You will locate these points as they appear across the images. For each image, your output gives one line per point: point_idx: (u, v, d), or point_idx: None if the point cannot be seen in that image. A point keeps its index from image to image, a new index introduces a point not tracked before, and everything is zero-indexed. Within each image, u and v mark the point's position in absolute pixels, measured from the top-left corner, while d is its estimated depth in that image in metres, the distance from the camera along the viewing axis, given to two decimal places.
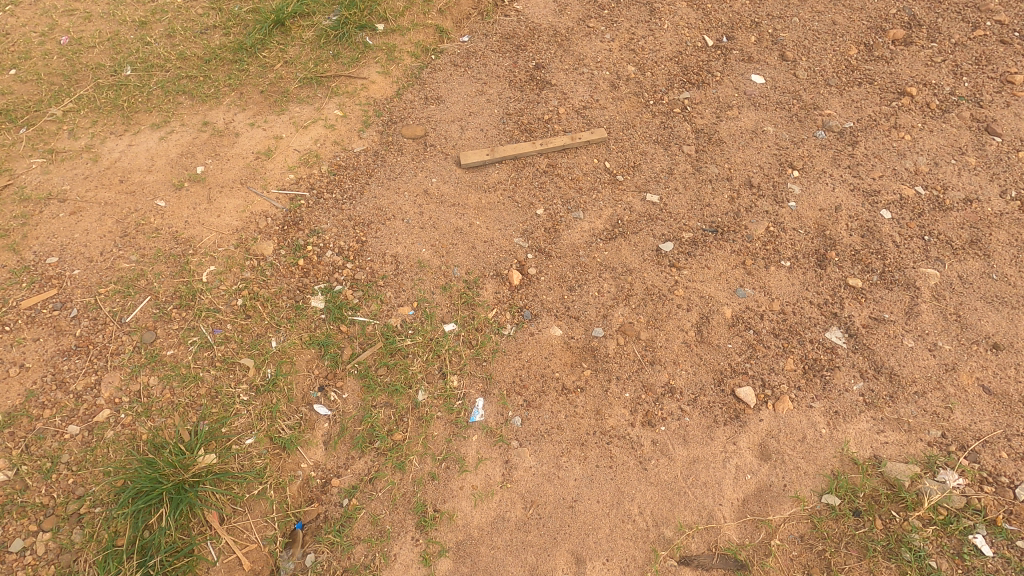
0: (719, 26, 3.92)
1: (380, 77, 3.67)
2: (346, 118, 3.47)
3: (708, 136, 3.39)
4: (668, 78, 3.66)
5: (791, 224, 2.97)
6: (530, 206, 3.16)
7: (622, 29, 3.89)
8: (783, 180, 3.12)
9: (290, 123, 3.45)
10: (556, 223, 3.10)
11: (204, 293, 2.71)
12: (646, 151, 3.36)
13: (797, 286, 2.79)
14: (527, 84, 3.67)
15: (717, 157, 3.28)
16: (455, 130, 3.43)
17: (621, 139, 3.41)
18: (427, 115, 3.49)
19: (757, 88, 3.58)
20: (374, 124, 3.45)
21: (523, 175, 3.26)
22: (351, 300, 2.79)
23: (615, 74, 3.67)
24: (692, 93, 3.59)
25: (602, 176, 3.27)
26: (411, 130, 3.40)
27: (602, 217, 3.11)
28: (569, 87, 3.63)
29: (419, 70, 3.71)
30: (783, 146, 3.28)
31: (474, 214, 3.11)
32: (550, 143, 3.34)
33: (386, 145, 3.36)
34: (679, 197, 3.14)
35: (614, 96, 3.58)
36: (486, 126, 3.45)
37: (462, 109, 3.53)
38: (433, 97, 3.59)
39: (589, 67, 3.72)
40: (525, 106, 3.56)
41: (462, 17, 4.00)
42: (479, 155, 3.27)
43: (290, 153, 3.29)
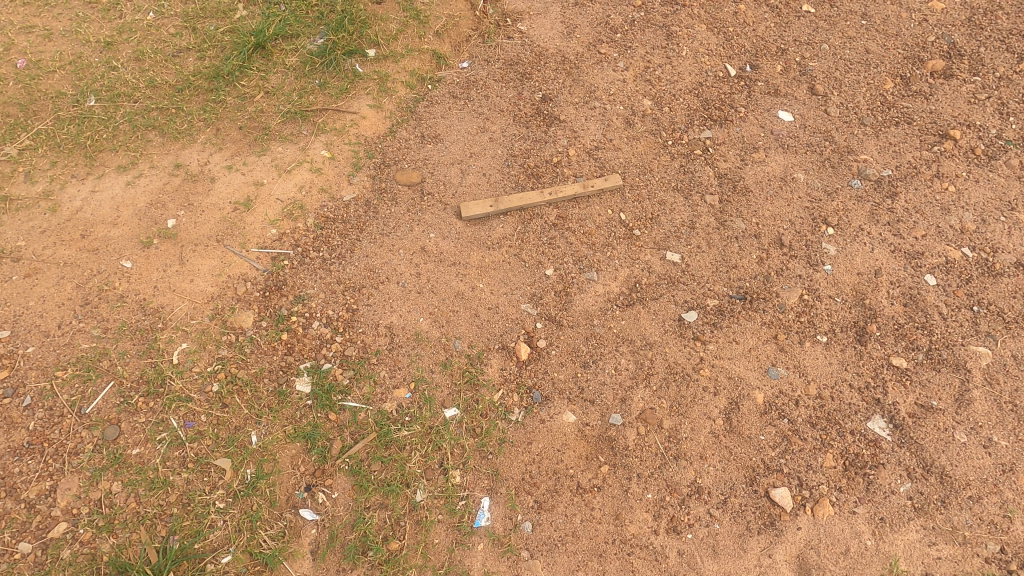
0: (742, 52, 3.59)
1: (371, 111, 3.33)
2: (334, 160, 3.14)
3: (733, 183, 3.09)
4: (687, 113, 3.35)
5: (827, 291, 2.70)
6: (539, 266, 2.86)
7: (637, 56, 3.55)
8: (817, 238, 2.84)
9: (272, 166, 3.11)
10: (567, 286, 2.81)
11: (175, 377, 2.41)
12: (664, 200, 3.06)
13: (835, 366, 2.52)
14: (533, 119, 3.35)
15: (743, 209, 2.98)
16: (455, 175, 3.11)
17: (637, 187, 3.10)
18: (423, 157, 3.17)
19: (785, 126, 3.27)
20: (365, 167, 3.13)
21: (530, 229, 2.96)
22: (341, 382, 2.50)
23: (630, 109, 3.35)
24: (715, 132, 3.28)
25: (617, 230, 2.98)
26: (407, 175, 3.09)
27: (618, 279, 2.83)
28: (579, 124, 3.31)
29: (414, 103, 3.37)
30: (815, 197, 2.99)
31: (477, 276, 2.82)
32: (560, 191, 3.03)
33: (378, 192, 3.04)
34: (703, 256, 2.85)
35: (629, 135, 3.26)
36: (489, 170, 3.14)
37: (463, 150, 3.21)
38: (430, 135, 3.26)
39: (602, 100, 3.39)
40: (531, 146, 3.24)
41: (460, 41, 3.65)
42: (482, 206, 2.96)
43: (272, 203, 2.97)
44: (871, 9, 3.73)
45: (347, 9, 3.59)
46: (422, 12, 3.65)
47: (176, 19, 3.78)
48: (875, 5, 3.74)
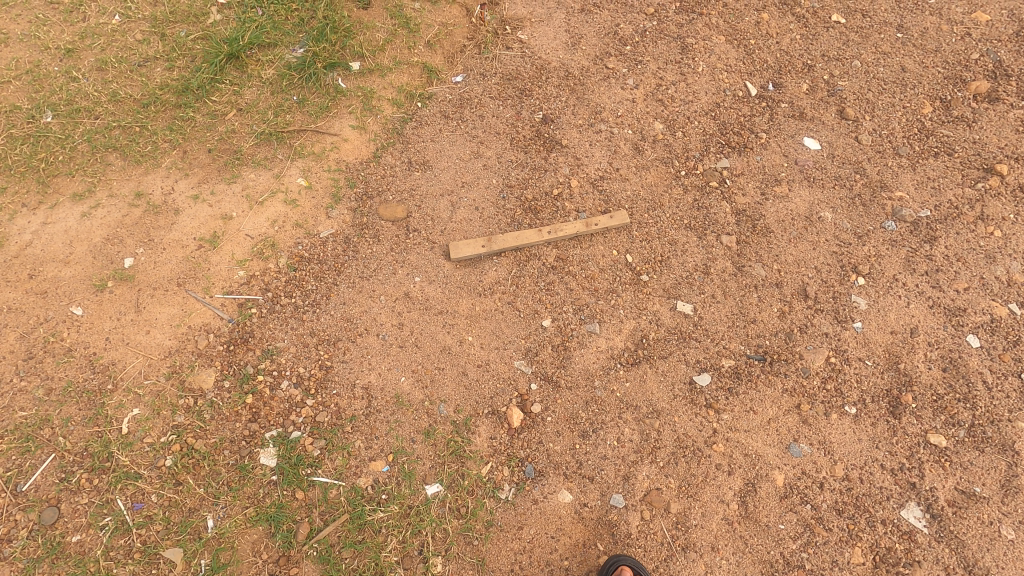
0: (764, 69, 3.24)
1: (354, 132, 3.01)
2: (311, 190, 2.84)
3: (752, 221, 2.78)
4: (702, 139, 3.02)
5: (856, 353, 2.41)
6: (535, 316, 2.58)
7: (648, 72, 3.22)
8: (845, 290, 2.55)
9: (243, 196, 2.82)
10: (566, 340, 2.53)
11: (123, 450, 2.15)
12: (676, 240, 2.76)
13: (865, 443, 2.25)
14: (532, 143, 3.03)
15: (763, 252, 2.68)
16: (444, 208, 2.81)
17: (646, 224, 2.80)
18: (409, 187, 2.87)
19: (811, 156, 2.94)
20: (345, 198, 2.83)
21: (525, 273, 2.67)
22: (311, 453, 2.24)
23: (639, 133, 3.03)
24: (733, 161, 2.96)
25: (623, 274, 2.68)
26: (390, 209, 2.79)
27: (623, 333, 2.54)
28: (583, 150, 2.99)
29: (401, 123, 3.06)
30: (844, 240, 2.68)
31: (465, 327, 2.54)
32: (560, 230, 2.73)
33: (359, 228, 2.75)
34: (717, 308, 2.56)
35: (637, 163, 2.94)
36: (482, 203, 2.83)
37: (453, 179, 2.90)
38: (418, 161, 2.95)
39: (608, 123, 3.06)
40: (529, 175, 2.93)
41: (454, 52, 3.32)
42: (475, 246, 2.67)
43: (241, 239, 2.69)
44: (907, 20, 3.37)
45: (330, 16, 3.26)
46: (412, 18, 3.30)
47: (144, 23, 3.44)
48: (913, 16, 3.38)
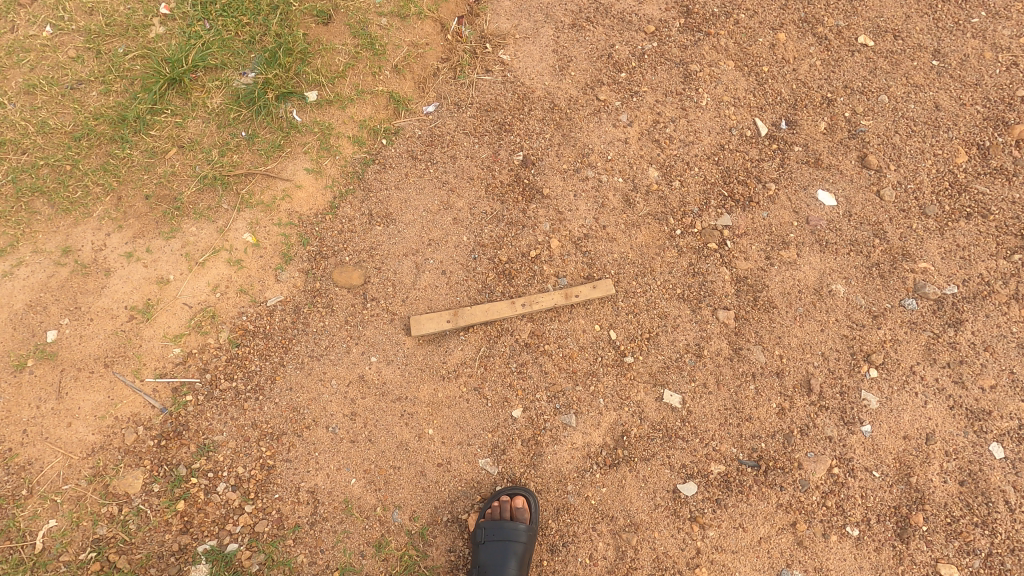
0: (777, 102, 2.85)
1: (308, 176, 2.67)
2: (258, 248, 2.53)
3: (753, 293, 2.47)
4: (702, 189, 2.67)
5: (862, 462, 2.14)
6: (504, 404, 2.31)
7: (644, 106, 2.83)
8: (854, 383, 2.26)
9: (181, 254, 2.51)
10: (538, 434, 2.27)
11: (37, 571, 2.00)
12: (666, 313, 2.45)
13: (865, 572, 2.02)
14: (510, 191, 2.68)
15: (764, 332, 2.38)
16: (407, 271, 2.51)
17: (634, 293, 2.49)
18: (369, 245, 2.56)
19: (825, 213, 2.60)
20: (297, 258, 2.52)
21: (495, 353, 2.38)
22: (248, 569, 2.05)
23: (631, 182, 2.68)
24: (736, 217, 2.61)
25: (605, 354, 2.39)
26: (347, 273, 2.49)
27: (601, 427, 2.27)
28: (566, 201, 2.65)
29: (362, 166, 2.71)
30: (856, 321, 2.37)
31: (426, 417, 2.27)
32: (536, 302, 2.42)
33: (310, 295, 2.45)
34: (708, 400, 2.28)
35: (627, 219, 2.61)
36: (450, 266, 2.53)
37: (419, 236, 2.58)
38: (380, 213, 2.62)
39: (596, 169, 2.71)
40: (505, 231, 2.60)
41: (426, 77, 2.93)
42: (440, 321, 2.37)
43: (178, 309, 2.40)
44: (945, 43, 2.94)
45: (284, 35, 2.85)
46: (378, 37, 2.89)
47: (77, 35, 2.97)
48: (952, 39, 2.95)
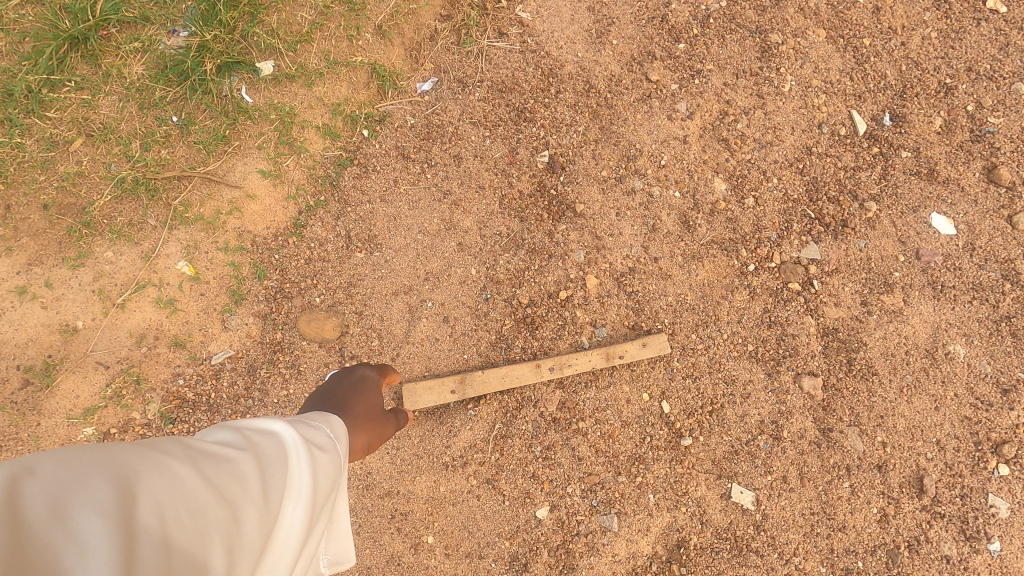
0: (881, 89, 2.16)
1: (263, 182, 2.00)
2: (199, 284, 1.90)
3: (846, 353, 1.91)
4: (781, 209, 2.05)
5: None
6: (526, 501, 1.80)
7: (709, 91, 2.14)
8: (979, 483, 1.77)
9: (93, 291, 1.87)
10: (569, 541, 1.77)
11: None
12: (735, 378, 1.90)
13: None
14: (532, 206, 2.06)
15: (862, 409, 1.84)
16: (397, 317, 1.92)
17: (692, 351, 1.92)
18: (346, 280, 1.95)
19: (941, 246, 2.00)
20: (250, 299, 1.90)
21: (514, 432, 1.83)
22: None
23: (690, 198, 2.05)
24: (825, 248, 2.02)
25: (656, 433, 1.85)
26: (317, 322, 1.89)
27: (650, 532, 1.78)
28: (605, 223, 2.03)
29: (336, 169, 2.04)
30: (982, 398, 1.84)
31: (424, 520, 1.78)
32: (567, 363, 1.84)
33: (269, 350, 1.86)
34: (789, 501, 1.78)
35: (685, 249, 2.00)
36: (454, 310, 1.94)
37: (412, 268, 1.97)
38: (362, 236, 1.99)
39: (645, 178, 2.07)
40: (525, 264, 1.99)
41: (419, 41, 2.17)
42: (443, 393, 1.79)
43: (90, 371, 1.81)
44: None
45: None
46: None
47: None
48: None
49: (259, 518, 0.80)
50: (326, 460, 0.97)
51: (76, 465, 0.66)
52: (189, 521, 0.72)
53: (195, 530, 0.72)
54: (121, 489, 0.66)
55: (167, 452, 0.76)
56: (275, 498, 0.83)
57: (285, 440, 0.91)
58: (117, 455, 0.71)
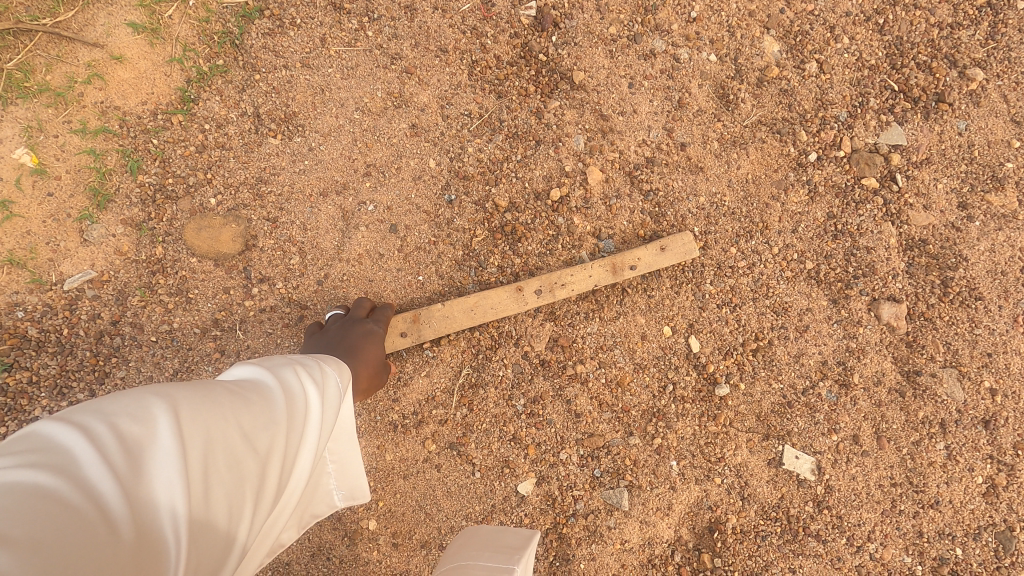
0: None
1: (135, 39, 1.42)
2: (45, 180, 1.35)
3: (940, 271, 1.41)
4: (853, 79, 1.50)
5: None
6: (505, 473, 1.32)
7: None
8: None
9: None
10: (562, 525, 1.31)
11: None
12: (789, 307, 1.40)
13: None
14: (513, 76, 1.49)
15: (961, 345, 1.36)
16: (326, 227, 1.40)
17: (731, 270, 1.41)
18: (254, 174, 1.40)
19: None
20: (120, 201, 1.37)
21: (487, 381, 1.34)
22: None
23: (731, 63, 1.49)
24: (911, 132, 1.48)
25: (681, 380, 1.36)
26: (212, 232, 1.37)
27: (672, 513, 1.32)
28: (613, 98, 1.48)
29: (238, 21, 1.45)
30: None
31: (365, 499, 1.31)
32: (564, 282, 1.33)
33: (147, 271, 1.35)
34: (861, 469, 1.32)
35: (722, 133, 1.46)
36: (405, 218, 1.41)
37: (346, 159, 1.43)
38: (277, 116, 1.43)
39: (669, 37, 1.50)
40: (502, 154, 1.45)
41: None
42: (393, 341, 1.27)
43: None
44: None
45: None
46: None
47: None
48: None
49: (288, 470, 0.70)
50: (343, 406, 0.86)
51: (120, 416, 0.58)
52: (228, 476, 0.61)
53: (234, 484, 0.61)
54: (170, 442, 0.57)
55: (209, 396, 0.66)
56: (301, 445, 0.73)
57: (305, 382, 0.79)
58: (157, 401, 0.62)
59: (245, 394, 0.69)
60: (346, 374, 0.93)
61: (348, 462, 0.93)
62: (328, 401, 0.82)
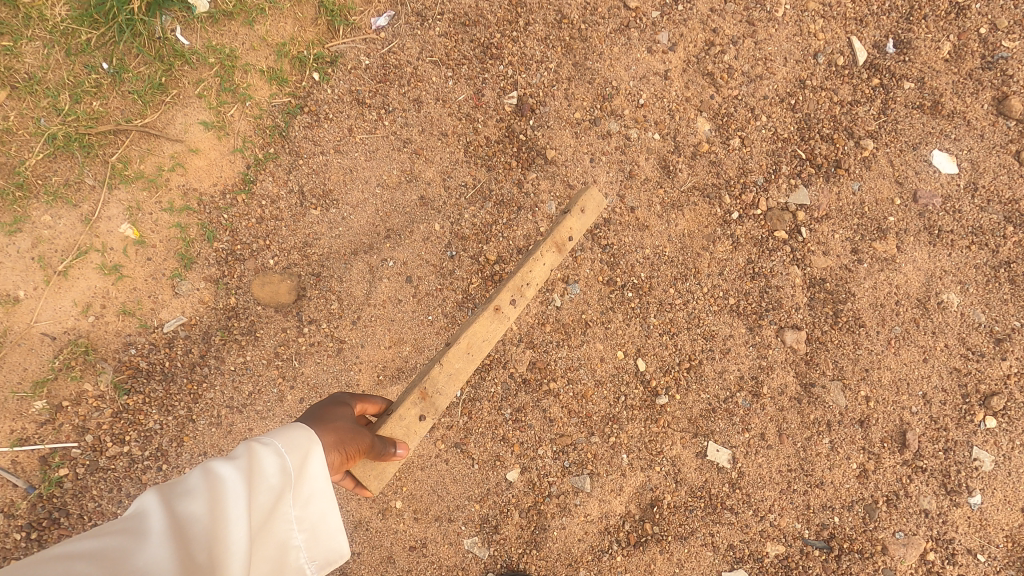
0: (884, 12, 1.95)
1: (206, 135, 1.84)
2: (145, 248, 1.79)
3: (833, 304, 1.81)
4: (769, 149, 1.89)
5: (966, 543, 1.68)
6: (496, 464, 1.76)
7: (694, 19, 1.93)
8: (964, 436, 1.72)
9: (33, 259, 1.75)
10: (540, 503, 1.74)
11: None
12: (714, 334, 1.81)
13: None
14: (500, 154, 1.90)
15: (846, 363, 1.77)
16: (357, 278, 1.82)
17: (670, 306, 1.82)
18: (301, 239, 1.83)
19: (940, 187, 1.86)
20: (201, 262, 1.80)
21: (483, 395, 1.76)
22: None
23: (671, 140, 1.89)
24: (815, 192, 1.88)
25: (630, 391, 1.78)
26: (272, 286, 1.80)
27: (623, 492, 1.75)
28: (578, 171, 1.88)
29: (285, 117, 1.87)
30: (973, 349, 1.75)
31: (392, 485, 1.74)
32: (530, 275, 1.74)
33: (224, 316, 1.78)
34: (766, 458, 1.73)
35: (663, 197, 1.86)
36: (417, 270, 1.83)
37: (372, 225, 1.85)
38: (317, 192, 1.85)
39: (622, 120, 1.90)
40: (492, 217, 1.87)
41: None
42: (412, 424, 1.55)
43: (36, 343, 1.72)
44: None
45: None
46: None
47: None
48: None
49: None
50: (281, 472, 0.85)
51: None
52: None
53: None
54: None
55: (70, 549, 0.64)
56: (212, 546, 0.70)
57: (216, 475, 0.77)
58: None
59: (123, 526, 0.68)
60: (290, 442, 0.91)
61: (323, 521, 0.92)
62: (253, 481, 0.80)
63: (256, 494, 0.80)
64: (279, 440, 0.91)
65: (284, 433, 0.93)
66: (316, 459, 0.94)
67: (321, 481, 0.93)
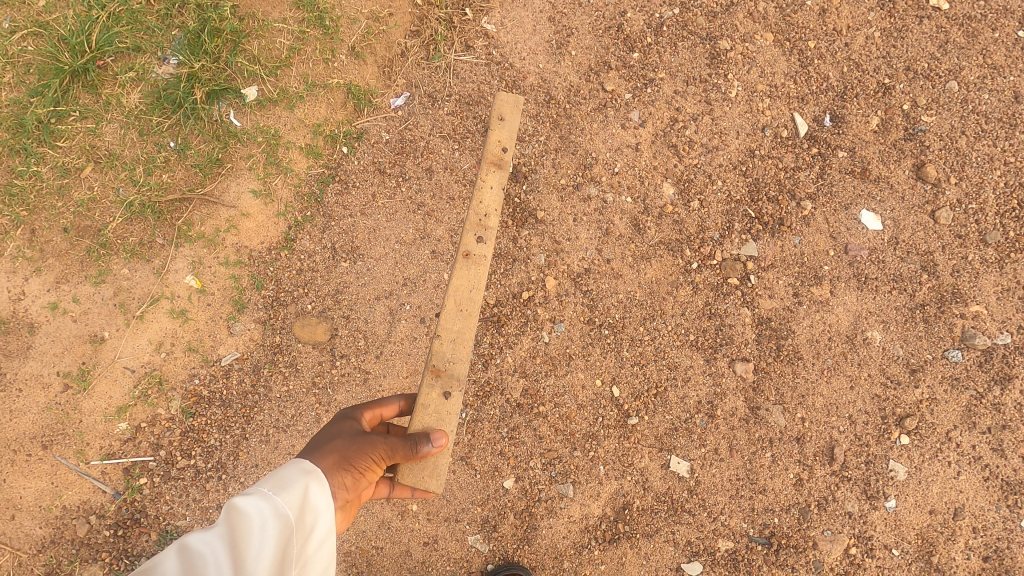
0: (823, 91, 2.30)
1: (255, 201, 2.22)
2: (206, 296, 2.17)
3: (777, 340, 2.16)
4: (724, 209, 2.25)
5: (882, 539, 2.05)
6: (495, 474, 2.12)
7: (661, 99, 2.30)
8: (882, 451, 2.09)
9: (115, 305, 2.15)
10: (531, 506, 2.11)
11: None
12: (677, 366, 2.16)
13: None
14: None
15: (786, 390, 2.12)
16: (380, 320, 2.20)
17: (640, 342, 2.18)
18: (334, 287, 2.21)
19: (868, 241, 2.22)
20: (251, 306, 2.18)
21: (484, 416, 2.13)
22: None
23: (641, 202, 2.26)
24: (763, 245, 2.23)
25: (606, 413, 2.14)
26: (310, 326, 2.18)
27: (600, 498, 2.10)
28: (563, 228, 2.25)
29: (319, 185, 2.25)
30: (892, 378, 2.12)
31: None
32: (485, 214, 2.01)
33: (270, 352, 2.16)
34: (718, 469, 2.09)
35: (635, 250, 2.23)
36: (430, 311, 2.21)
37: (392, 275, 2.22)
38: (346, 247, 2.23)
39: (600, 185, 2.27)
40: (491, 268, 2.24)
41: (391, 58, 2.31)
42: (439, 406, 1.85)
43: (119, 375, 2.11)
44: None
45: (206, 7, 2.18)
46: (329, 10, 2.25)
47: None
48: None
49: None
50: (265, 521, 1.05)
51: None
52: None
53: None
54: None
55: None
56: None
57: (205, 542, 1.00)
58: None
59: None
60: (279, 490, 1.12)
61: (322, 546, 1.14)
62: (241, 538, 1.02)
63: (249, 546, 1.01)
64: (270, 490, 1.12)
65: (274, 483, 1.16)
66: (306, 500, 1.15)
67: (317, 512, 1.14)
